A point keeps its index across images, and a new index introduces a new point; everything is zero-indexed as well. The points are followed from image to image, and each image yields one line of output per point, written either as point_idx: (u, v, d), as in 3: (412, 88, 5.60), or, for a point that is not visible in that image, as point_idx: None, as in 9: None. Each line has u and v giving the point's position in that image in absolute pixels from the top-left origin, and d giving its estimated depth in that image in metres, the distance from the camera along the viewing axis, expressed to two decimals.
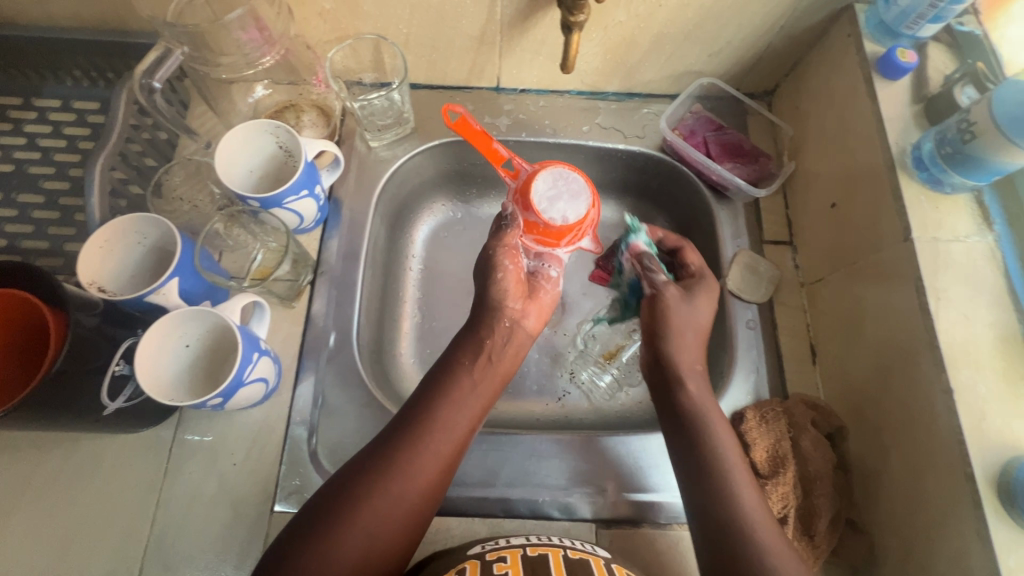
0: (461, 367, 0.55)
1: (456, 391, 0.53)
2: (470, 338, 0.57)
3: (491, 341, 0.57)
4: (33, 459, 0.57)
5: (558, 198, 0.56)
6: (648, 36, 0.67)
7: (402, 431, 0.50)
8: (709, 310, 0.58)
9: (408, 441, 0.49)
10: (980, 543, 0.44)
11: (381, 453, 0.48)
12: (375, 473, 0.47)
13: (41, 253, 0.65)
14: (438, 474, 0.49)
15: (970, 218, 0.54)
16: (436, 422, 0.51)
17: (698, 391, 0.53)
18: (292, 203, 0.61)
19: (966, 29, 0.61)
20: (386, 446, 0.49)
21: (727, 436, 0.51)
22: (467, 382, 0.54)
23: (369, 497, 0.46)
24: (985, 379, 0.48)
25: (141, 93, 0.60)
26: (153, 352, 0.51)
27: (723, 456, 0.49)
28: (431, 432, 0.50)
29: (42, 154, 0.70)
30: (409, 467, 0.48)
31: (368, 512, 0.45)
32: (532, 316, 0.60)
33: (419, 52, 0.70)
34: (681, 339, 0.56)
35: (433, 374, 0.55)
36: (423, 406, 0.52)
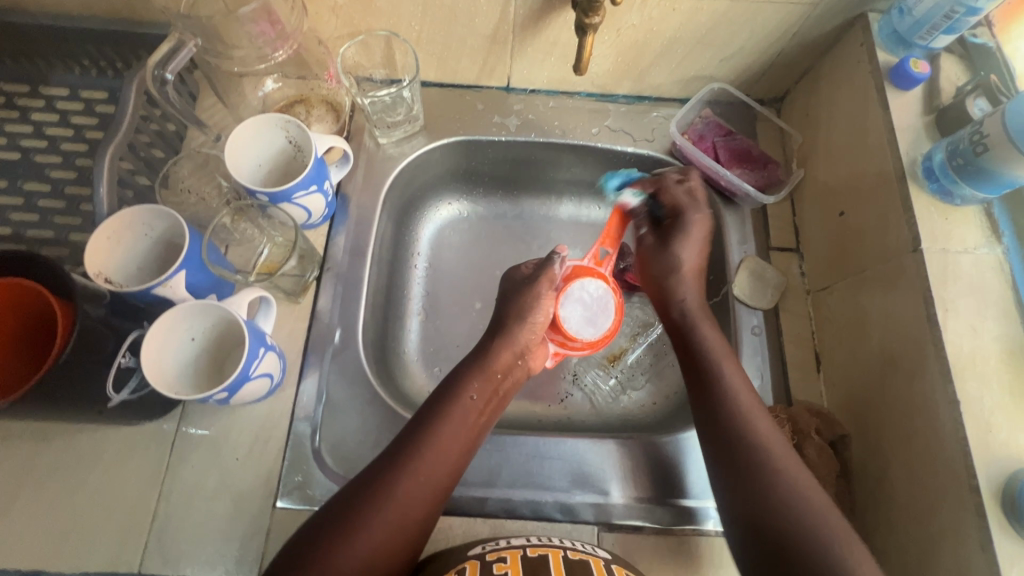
0: (468, 399, 0.55)
1: (459, 421, 0.53)
2: (478, 368, 0.58)
3: (501, 371, 0.59)
4: (35, 450, 0.57)
5: (584, 316, 0.65)
6: (661, 40, 0.67)
7: (405, 455, 0.50)
8: (699, 235, 0.66)
9: (408, 473, 0.49)
10: (983, 555, 0.44)
11: (382, 477, 0.49)
12: (374, 497, 0.47)
13: (46, 242, 0.64)
14: (434, 503, 0.50)
15: (979, 230, 0.54)
16: (438, 447, 0.51)
17: (687, 308, 0.63)
18: (300, 198, 0.61)
19: (979, 41, 0.61)
20: (382, 477, 0.49)
21: (732, 366, 0.57)
22: (472, 412, 0.54)
23: (368, 521, 0.46)
24: (991, 392, 0.48)
25: (153, 83, 0.60)
26: (160, 345, 0.51)
27: (737, 399, 0.54)
28: (429, 464, 0.50)
29: (49, 143, 0.69)
30: (408, 499, 0.48)
31: (366, 535, 0.46)
32: (537, 356, 0.63)
33: (431, 49, 0.70)
34: (677, 273, 0.65)
35: (438, 396, 0.55)
36: (425, 437, 0.51)
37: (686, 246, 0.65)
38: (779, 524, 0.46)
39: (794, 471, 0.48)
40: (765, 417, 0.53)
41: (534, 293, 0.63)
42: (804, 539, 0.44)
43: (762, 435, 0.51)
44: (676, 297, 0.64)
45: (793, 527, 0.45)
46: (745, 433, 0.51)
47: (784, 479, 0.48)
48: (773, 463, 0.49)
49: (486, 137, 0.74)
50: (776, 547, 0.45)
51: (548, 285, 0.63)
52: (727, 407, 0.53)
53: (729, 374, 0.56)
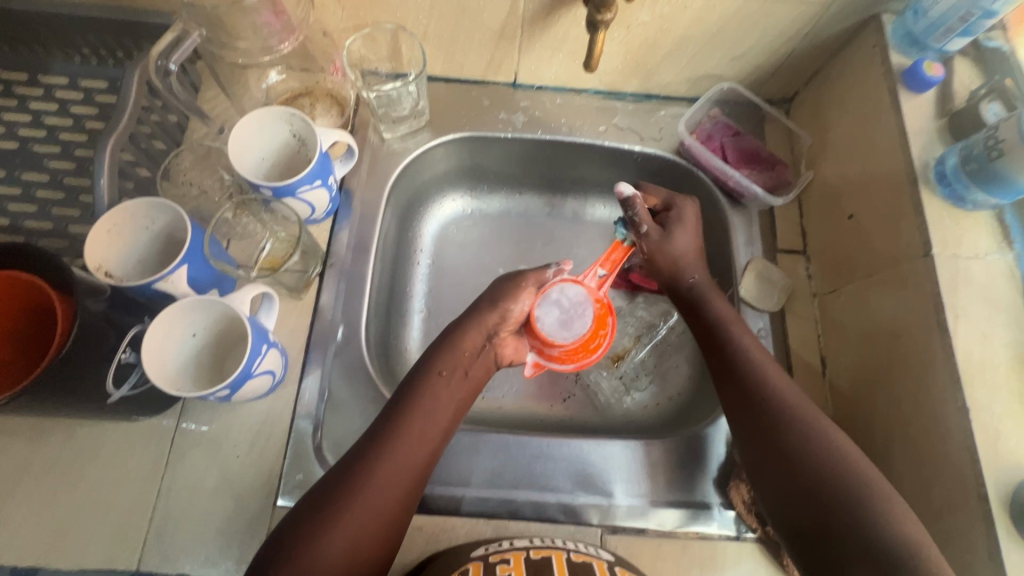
0: (437, 377, 0.54)
1: (433, 399, 0.53)
2: (446, 349, 0.56)
3: (472, 348, 0.57)
4: (31, 445, 0.56)
5: (564, 321, 0.59)
6: (672, 38, 0.66)
7: (376, 441, 0.49)
8: (691, 225, 0.65)
9: (382, 455, 0.48)
10: (991, 564, 0.44)
11: (355, 465, 0.48)
12: (349, 485, 0.46)
13: (44, 233, 0.63)
14: (416, 482, 0.49)
15: (990, 236, 0.54)
16: (410, 431, 0.50)
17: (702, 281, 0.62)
18: (304, 192, 0.60)
19: (994, 44, 0.60)
20: (355, 466, 0.48)
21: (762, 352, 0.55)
22: (444, 388, 0.54)
23: (344, 512, 0.45)
24: (1001, 399, 0.48)
25: (157, 75, 0.59)
26: (160, 340, 0.50)
27: (759, 362, 0.54)
28: (404, 444, 0.49)
29: (47, 132, 0.68)
30: (386, 479, 0.47)
31: (344, 526, 0.45)
32: (510, 347, 0.61)
33: (437, 43, 0.69)
34: (687, 258, 0.64)
35: (408, 382, 0.54)
36: (396, 419, 0.51)
37: (687, 235, 0.64)
38: (815, 485, 0.46)
39: (824, 428, 0.49)
40: (785, 380, 0.53)
41: (510, 286, 0.60)
42: (840, 495, 0.45)
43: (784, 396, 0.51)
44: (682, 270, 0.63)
45: (857, 516, 0.44)
46: (771, 396, 0.51)
47: (829, 467, 0.47)
48: (800, 422, 0.49)
49: (492, 133, 0.73)
50: (817, 505, 0.46)
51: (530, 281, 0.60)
52: (750, 370, 0.54)
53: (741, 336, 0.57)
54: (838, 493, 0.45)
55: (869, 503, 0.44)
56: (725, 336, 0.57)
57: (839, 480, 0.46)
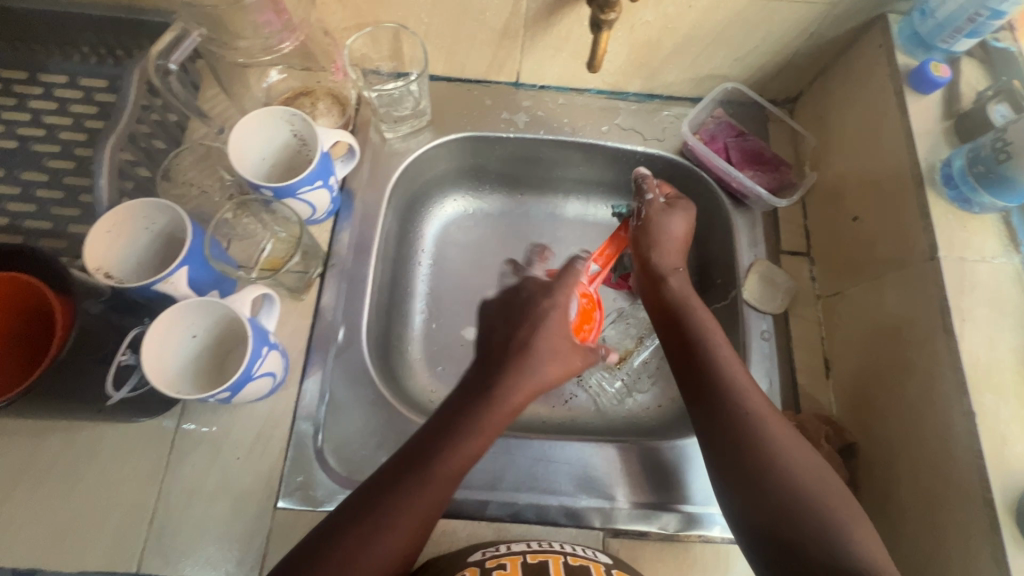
0: (491, 398, 0.48)
1: (485, 421, 0.48)
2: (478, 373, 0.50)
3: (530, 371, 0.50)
4: (30, 446, 0.56)
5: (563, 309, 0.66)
6: (675, 37, 0.65)
7: (414, 459, 0.46)
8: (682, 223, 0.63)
9: (425, 476, 0.45)
10: (996, 571, 0.43)
11: (388, 484, 0.45)
12: (380, 506, 0.44)
13: (44, 233, 0.63)
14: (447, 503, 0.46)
15: (997, 239, 0.54)
16: (446, 452, 0.46)
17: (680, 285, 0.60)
18: (305, 193, 0.59)
19: (1001, 45, 0.60)
20: (391, 486, 0.45)
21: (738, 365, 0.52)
22: (501, 407, 0.48)
23: (371, 536, 0.43)
24: (1007, 404, 0.47)
25: (157, 74, 0.60)
26: (160, 342, 0.50)
27: (738, 380, 0.51)
28: (446, 467, 0.46)
29: (46, 131, 0.68)
30: (425, 503, 0.45)
31: (370, 551, 0.43)
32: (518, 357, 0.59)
33: (440, 42, 0.68)
34: (665, 245, 0.62)
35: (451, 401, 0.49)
36: (446, 438, 0.47)
37: (676, 227, 0.63)
38: (784, 514, 0.44)
39: (792, 452, 0.47)
40: (761, 400, 0.50)
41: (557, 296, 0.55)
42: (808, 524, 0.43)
43: (764, 415, 0.49)
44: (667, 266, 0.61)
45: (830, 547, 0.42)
46: (742, 415, 0.49)
47: (805, 496, 0.45)
48: (774, 448, 0.47)
49: (494, 133, 0.72)
50: (784, 533, 0.44)
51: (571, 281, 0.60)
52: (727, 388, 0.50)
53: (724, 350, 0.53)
54: (811, 525, 0.43)
55: (838, 529, 0.43)
56: (709, 347, 0.53)
57: (818, 513, 0.44)
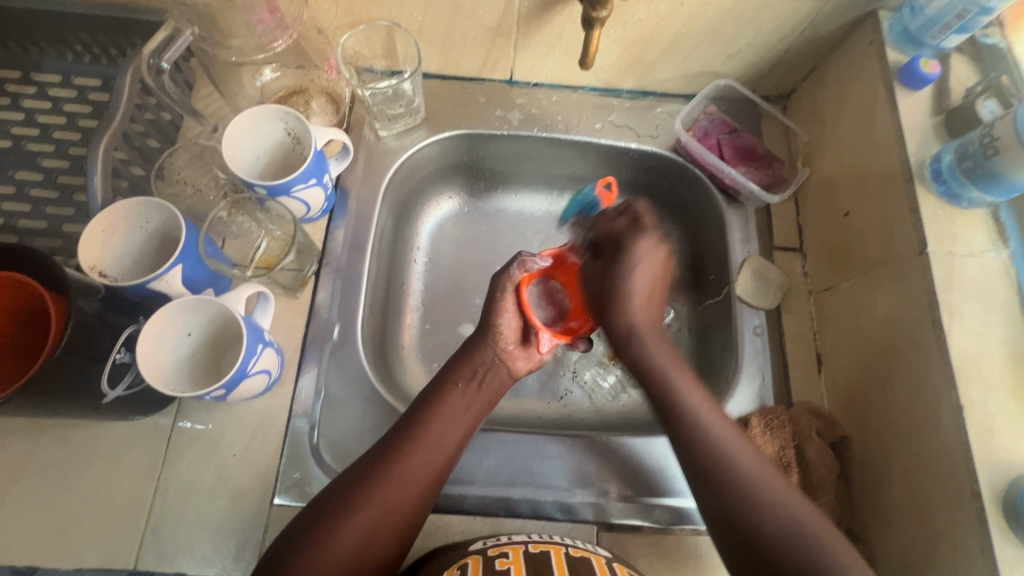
0: (453, 390, 0.55)
1: (448, 410, 0.53)
2: (463, 360, 0.57)
3: (481, 366, 0.57)
4: (27, 445, 0.56)
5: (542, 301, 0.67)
6: (668, 34, 0.66)
7: (398, 442, 0.50)
8: (647, 265, 0.58)
9: (398, 458, 0.49)
10: (983, 561, 0.44)
11: (373, 465, 0.49)
12: (367, 483, 0.47)
13: (38, 232, 0.63)
14: (427, 489, 0.49)
15: (986, 234, 0.54)
16: (427, 436, 0.51)
17: (636, 349, 0.57)
18: (299, 191, 0.59)
19: (990, 41, 0.60)
20: (377, 463, 0.49)
21: (700, 394, 0.54)
22: (458, 397, 0.54)
23: (357, 511, 0.46)
24: (994, 397, 0.48)
25: (149, 73, 0.58)
26: (155, 340, 0.50)
27: (703, 416, 0.52)
28: (419, 450, 0.50)
29: (41, 130, 0.68)
30: (401, 481, 0.48)
31: (355, 525, 0.45)
32: (523, 359, 0.60)
33: (433, 40, 0.68)
34: (620, 297, 0.58)
35: (425, 391, 0.55)
36: (415, 424, 0.51)
37: (641, 269, 0.58)
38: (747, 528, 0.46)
39: (760, 480, 0.48)
40: (725, 424, 0.51)
41: (491, 295, 0.58)
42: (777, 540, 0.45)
43: (736, 449, 0.50)
44: (619, 328, 0.58)
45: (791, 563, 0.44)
46: (714, 447, 0.50)
47: (776, 521, 0.45)
48: (743, 478, 0.48)
49: (488, 131, 0.73)
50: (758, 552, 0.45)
51: (504, 284, 0.58)
52: (694, 427, 0.51)
53: (695, 404, 0.53)
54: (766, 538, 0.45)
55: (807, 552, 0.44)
56: (681, 406, 0.53)
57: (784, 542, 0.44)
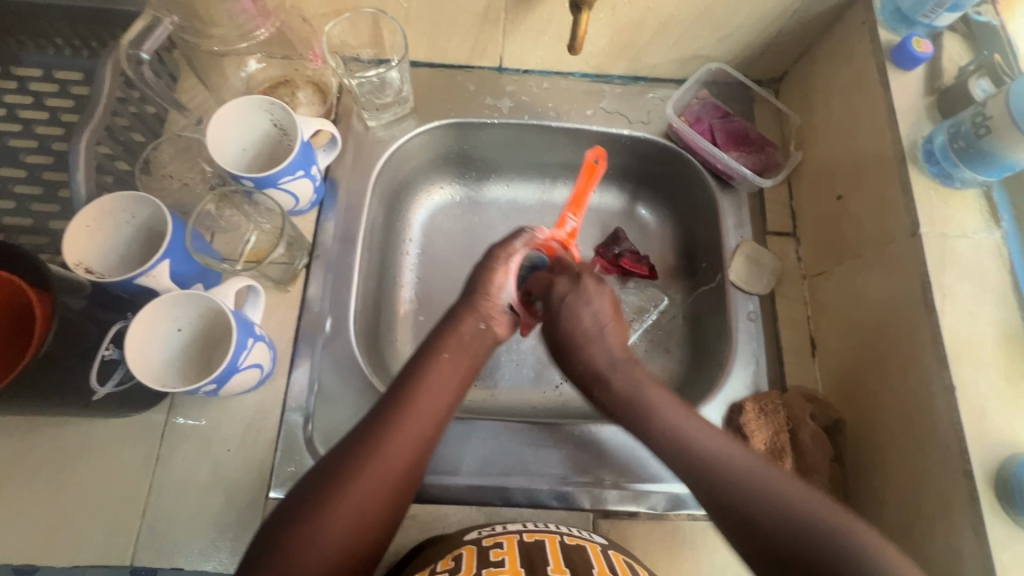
0: (440, 359, 0.53)
1: (432, 380, 0.51)
2: (448, 329, 0.55)
3: (467, 335, 0.55)
4: (20, 444, 0.56)
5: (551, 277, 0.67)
6: (657, 18, 0.65)
7: (386, 413, 0.48)
8: (605, 304, 0.57)
9: (381, 437, 0.47)
10: (976, 540, 0.44)
11: (362, 437, 0.47)
12: (360, 455, 0.46)
13: (23, 230, 0.62)
14: (417, 463, 0.48)
15: (978, 215, 0.54)
16: (415, 407, 0.49)
17: (619, 381, 0.53)
18: (287, 183, 0.59)
19: (983, 18, 0.59)
20: (369, 433, 0.47)
21: (661, 392, 0.51)
22: (442, 367, 0.52)
23: (353, 482, 0.45)
24: (987, 377, 0.48)
25: (129, 63, 0.58)
26: (144, 335, 0.50)
27: (677, 423, 0.49)
28: (407, 419, 0.48)
29: (23, 126, 0.67)
30: (391, 458, 0.46)
31: (348, 501, 0.44)
32: (506, 322, 0.59)
33: (420, 27, 0.67)
34: (577, 334, 0.56)
35: (412, 360, 0.53)
36: (401, 396, 0.49)
37: (598, 308, 0.57)
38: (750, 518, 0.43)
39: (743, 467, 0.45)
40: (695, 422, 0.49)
41: (485, 265, 0.58)
42: (752, 503, 0.43)
43: (700, 443, 0.47)
44: (584, 373, 0.55)
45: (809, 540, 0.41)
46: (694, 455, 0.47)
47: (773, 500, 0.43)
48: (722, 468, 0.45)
49: (478, 120, 0.72)
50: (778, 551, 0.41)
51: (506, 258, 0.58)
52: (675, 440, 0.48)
53: (662, 412, 0.50)
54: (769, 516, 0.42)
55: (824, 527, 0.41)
56: (655, 425, 0.50)
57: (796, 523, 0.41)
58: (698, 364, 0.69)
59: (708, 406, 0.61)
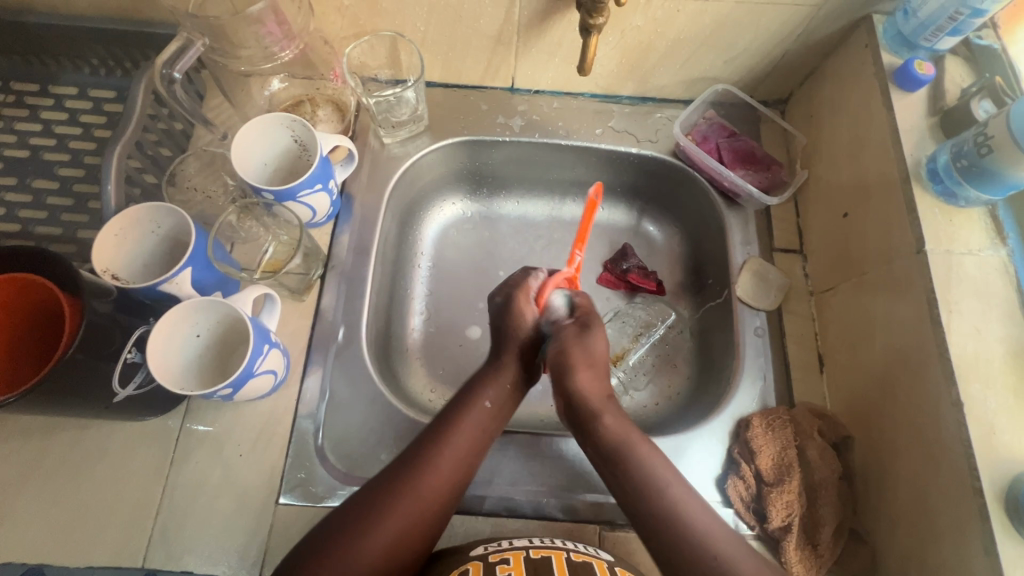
0: (482, 400, 0.54)
1: (474, 419, 0.53)
2: (492, 368, 0.57)
3: (510, 376, 0.57)
4: (40, 446, 0.57)
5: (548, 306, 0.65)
6: (665, 41, 0.67)
7: (424, 453, 0.50)
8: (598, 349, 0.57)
9: (417, 476, 0.48)
10: (986, 559, 0.44)
11: (397, 476, 0.48)
12: (394, 495, 0.47)
13: (54, 239, 0.65)
14: (449, 503, 0.49)
15: (983, 233, 0.54)
16: (450, 447, 0.50)
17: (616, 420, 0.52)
18: (305, 196, 0.61)
19: (984, 43, 0.61)
20: (407, 472, 0.48)
21: (649, 449, 0.50)
22: (488, 406, 0.54)
23: (386, 521, 0.46)
24: (996, 394, 0.48)
25: (161, 82, 0.60)
26: (164, 341, 0.51)
27: (650, 478, 0.48)
28: (446, 460, 0.50)
29: (57, 141, 0.70)
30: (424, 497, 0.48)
31: (380, 538, 0.45)
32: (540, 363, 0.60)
33: (436, 50, 0.70)
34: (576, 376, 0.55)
35: (455, 398, 0.55)
36: (440, 436, 0.51)
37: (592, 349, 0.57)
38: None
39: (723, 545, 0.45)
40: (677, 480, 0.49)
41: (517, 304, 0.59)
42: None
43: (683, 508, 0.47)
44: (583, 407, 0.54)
45: None
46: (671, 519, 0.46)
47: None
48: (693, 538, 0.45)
49: (490, 137, 0.74)
50: None
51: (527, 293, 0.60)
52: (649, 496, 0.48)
53: (657, 471, 0.49)
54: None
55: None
56: (639, 480, 0.49)
57: None
58: (705, 379, 0.69)
59: (717, 421, 0.61)
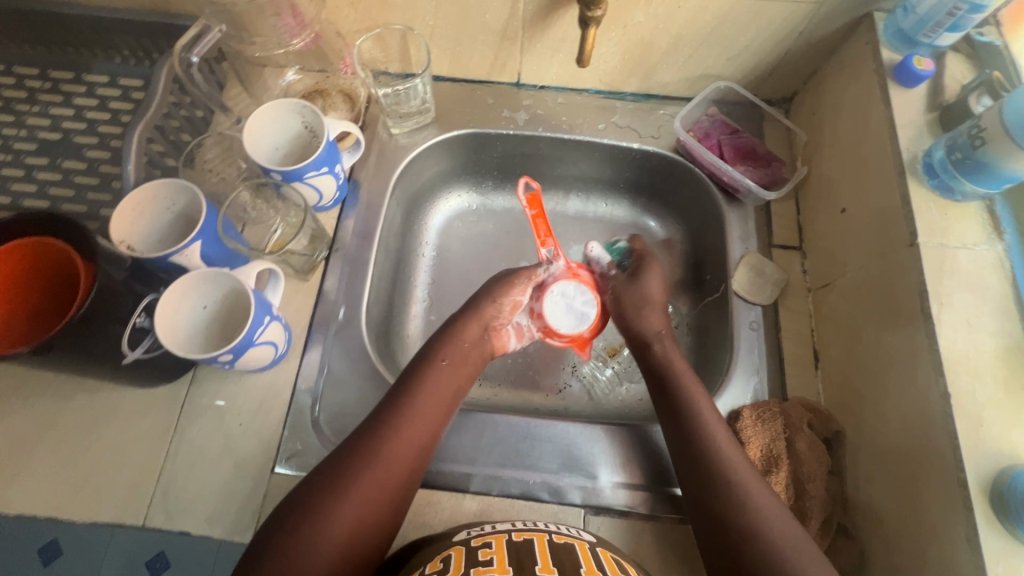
0: (441, 363, 0.58)
1: (433, 382, 0.56)
2: (448, 336, 0.60)
3: (466, 343, 0.61)
4: (56, 407, 0.61)
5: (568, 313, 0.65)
6: (666, 38, 0.68)
7: (387, 415, 0.52)
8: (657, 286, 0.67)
9: (384, 436, 0.50)
10: (969, 551, 0.43)
11: (362, 441, 0.50)
12: (363, 456, 0.49)
13: (79, 215, 0.69)
14: (416, 463, 0.51)
15: (979, 227, 0.54)
16: (415, 409, 0.53)
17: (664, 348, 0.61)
18: (311, 178, 0.64)
19: (986, 39, 0.61)
20: (371, 433, 0.51)
21: (704, 397, 0.56)
22: (445, 374, 0.57)
23: (355, 481, 0.47)
24: (985, 387, 0.47)
25: (180, 66, 0.65)
26: (172, 309, 0.54)
27: (699, 418, 0.54)
28: (408, 421, 0.52)
29: (87, 125, 0.75)
30: (392, 457, 0.50)
31: (354, 497, 0.47)
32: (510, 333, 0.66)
33: (443, 44, 0.73)
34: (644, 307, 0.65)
35: (412, 364, 0.58)
36: (401, 399, 0.54)
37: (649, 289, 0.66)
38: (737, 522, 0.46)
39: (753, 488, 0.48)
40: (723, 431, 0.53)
41: (507, 280, 0.64)
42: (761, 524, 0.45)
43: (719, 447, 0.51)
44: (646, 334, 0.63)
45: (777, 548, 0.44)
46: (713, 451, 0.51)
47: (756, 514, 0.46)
48: (728, 481, 0.49)
49: (495, 130, 0.76)
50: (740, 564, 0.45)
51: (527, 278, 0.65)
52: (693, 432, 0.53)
53: (703, 411, 0.54)
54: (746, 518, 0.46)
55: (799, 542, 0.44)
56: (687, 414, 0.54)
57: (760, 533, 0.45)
58: (700, 372, 0.70)
59: None
